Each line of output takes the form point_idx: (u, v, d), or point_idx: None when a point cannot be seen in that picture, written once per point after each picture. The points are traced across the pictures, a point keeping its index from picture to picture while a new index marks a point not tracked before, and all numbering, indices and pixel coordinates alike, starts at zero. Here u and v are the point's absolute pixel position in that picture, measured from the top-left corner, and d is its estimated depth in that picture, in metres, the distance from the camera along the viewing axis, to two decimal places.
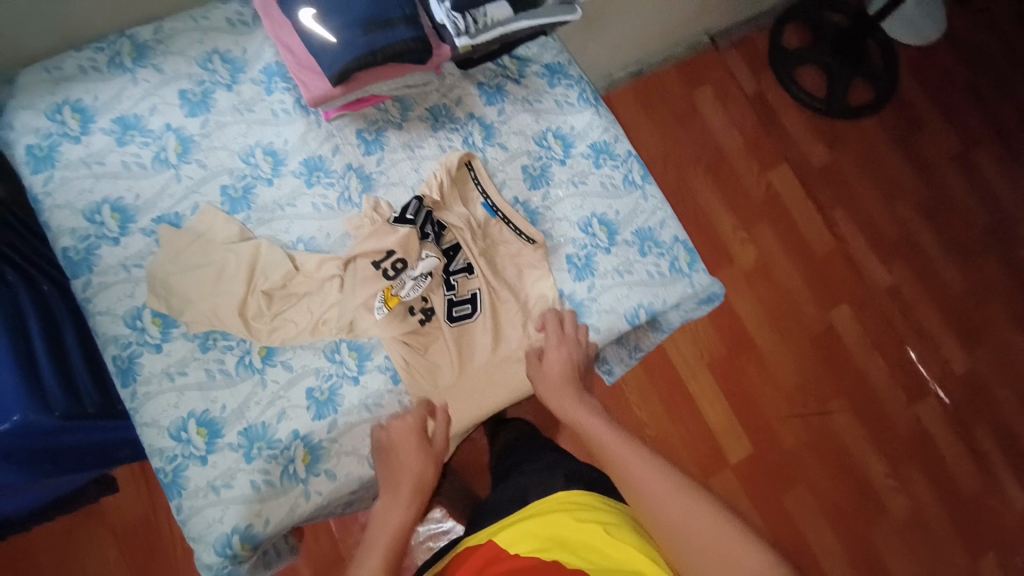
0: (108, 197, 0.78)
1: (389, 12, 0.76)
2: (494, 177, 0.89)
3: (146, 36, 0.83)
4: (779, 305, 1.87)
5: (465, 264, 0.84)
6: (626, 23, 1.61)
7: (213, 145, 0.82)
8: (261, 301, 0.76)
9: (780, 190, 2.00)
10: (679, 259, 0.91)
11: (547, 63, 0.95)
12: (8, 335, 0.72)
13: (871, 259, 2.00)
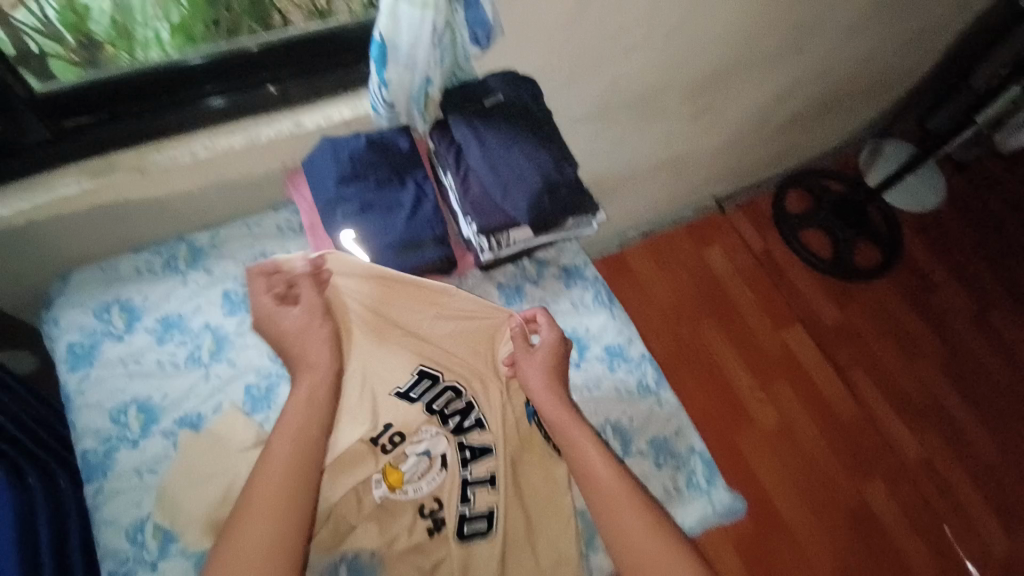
0: (138, 397, 0.80)
1: (420, 236, 0.83)
2: None
3: (203, 241, 0.91)
4: (803, 474, 1.76)
5: (487, 475, 0.78)
6: (639, 197, 1.63)
7: (247, 344, 0.86)
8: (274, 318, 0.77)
9: (795, 350, 1.97)
10: (696, 474, 0.88)
11: (564, 266, 1.02)
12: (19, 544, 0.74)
13: (896, 426, 1.90)
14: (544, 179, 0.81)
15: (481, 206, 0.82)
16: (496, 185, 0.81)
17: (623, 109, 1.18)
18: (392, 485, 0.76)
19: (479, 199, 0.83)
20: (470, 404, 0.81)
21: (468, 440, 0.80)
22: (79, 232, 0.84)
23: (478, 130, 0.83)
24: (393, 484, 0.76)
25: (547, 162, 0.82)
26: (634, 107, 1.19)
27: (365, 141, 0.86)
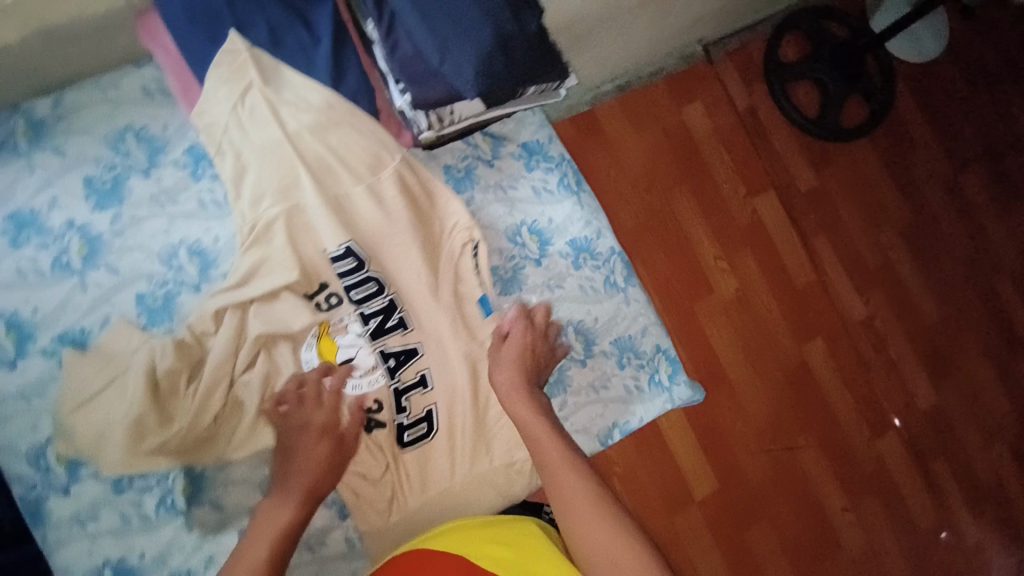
0: (2, 311, 0.66)
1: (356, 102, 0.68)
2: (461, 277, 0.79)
3: (43, 110, 0.69)
4: (754, 335, 1.75)
5: (416, 378, 0.76)
6: (619, 36, 1.34)
7: (131, 244, 0.70)
8: (235, 135, 0.65)
9: (765, 218, 1.82)
10: (659, 372, 0.84)
11: (525, 142, 0.85)
12: None
13: (848, 290, 1.88)
14: (498, 35, 0.61)
15: (412, 69, 0.63)
16: (431, 41, 0.60)
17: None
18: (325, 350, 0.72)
19: (411, 57, 0.63)
20: (392, 300, 0.75)
21: (389, 346, 0.74)
22: None
23: None
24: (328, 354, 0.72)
25: (502, 10, 0.61)
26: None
27: None
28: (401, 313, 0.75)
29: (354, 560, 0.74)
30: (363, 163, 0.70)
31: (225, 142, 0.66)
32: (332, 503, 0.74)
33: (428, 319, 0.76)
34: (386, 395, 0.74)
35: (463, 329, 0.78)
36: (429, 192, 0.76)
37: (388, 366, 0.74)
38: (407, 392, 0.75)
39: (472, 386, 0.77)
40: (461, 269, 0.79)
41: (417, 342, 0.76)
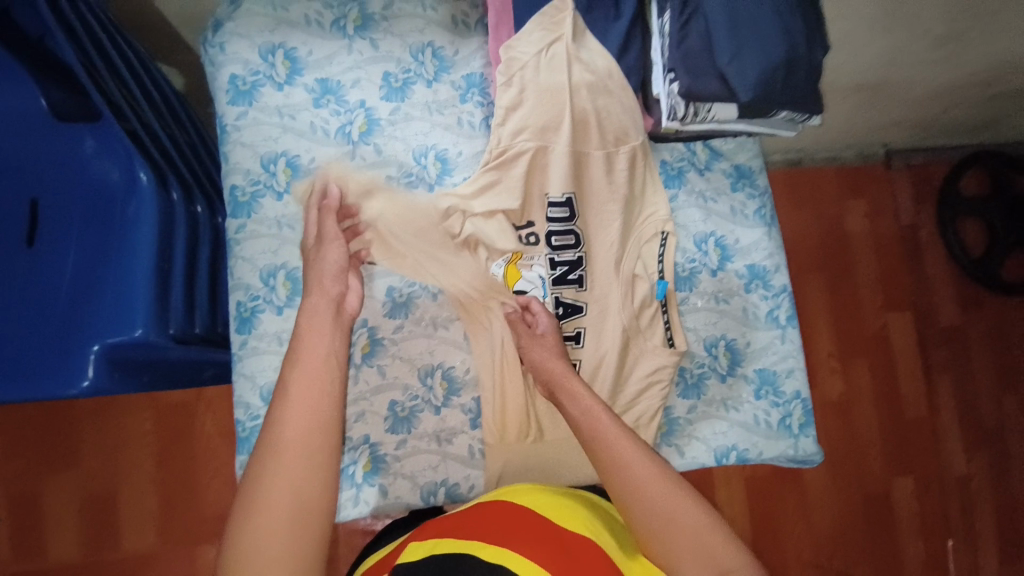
0: (288, 152, 0.81)
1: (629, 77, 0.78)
2: (643, 257, 0.85)
3: (375, 8, 0.84)
4: (843, 445, 1.68)
5: (573, 333, 0.82)
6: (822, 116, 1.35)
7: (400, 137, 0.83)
8: (528, 73, 0.77)
9: (894, 338, 1.75)
10: (792, 417, 0.85)
11: (738, 165, 0.89)
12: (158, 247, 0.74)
13: (957, 442, 1.75)
14: (788, 55, 0.69)
15: (692, 61, 0.71)
16: (730, 39, 0.69)
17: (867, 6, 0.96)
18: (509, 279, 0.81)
19: (694, 53, 0.71)
20: (581, 257, 0.82)
21: (563, 295, 0.82)
22: None
23: None
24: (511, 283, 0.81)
25: (798, 34, 0.69)
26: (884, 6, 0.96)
27: None
28: (583, 272, 0.82)
29: (471, 466, 0.81)
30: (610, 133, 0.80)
31: (518, 77, 0.77)
32: (467, 409, 0.82)
33: (605, 284, 0.82)
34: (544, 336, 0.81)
35: (632, 305, 0.82)
36: (648, 171, 0.84)
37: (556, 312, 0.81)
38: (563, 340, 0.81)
39: (621, 357, 0.82)
40: (648, 254, 0.85)
41: (586, 302, 0.82)
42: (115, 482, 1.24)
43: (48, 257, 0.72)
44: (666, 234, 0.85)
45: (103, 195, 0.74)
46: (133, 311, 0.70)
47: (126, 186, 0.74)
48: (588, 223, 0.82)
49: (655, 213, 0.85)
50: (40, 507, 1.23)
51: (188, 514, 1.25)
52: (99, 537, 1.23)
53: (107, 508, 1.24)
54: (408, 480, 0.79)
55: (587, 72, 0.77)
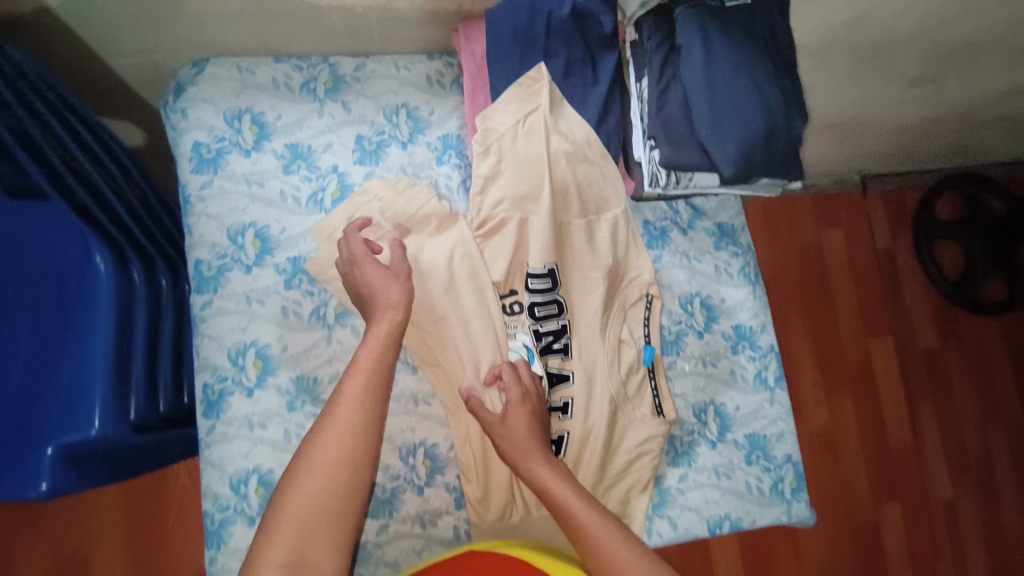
0: (257, 222, 0.77)
1: (609, 144, 0.76)
2: (628, 321, 0.83)
3: (347, 70, 0.81)
4: (834, 478, 1.66)
5: (561, 403, 0.78)
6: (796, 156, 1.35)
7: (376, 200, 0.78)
8: (506, 142, 0.74)
9: (877, 364, 1.75)
10: (783, 482, 0.83)
11: (720, 223, 0.88)
12: (116, 332, 0.69)
13: (939, 467, 1.76)
14: (767, 125, 0.68)
15: (672, 129, 0.70)
16: (709, 111, 0.67)
17: (842, 57, 0.97)
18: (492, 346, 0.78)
19: (674, 122, 0.70)
20: (565, 325, 0.79)
21: (548, 365, 0.78)
22: (227, 19, 0.72)
23: (709, 37, 0.68)
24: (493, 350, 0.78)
25: (777, 106, 0.68)
26: (857, 57, 0.97)
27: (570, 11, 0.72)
28: (568, 340, 0.79)
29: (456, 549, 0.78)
30: (593, 200, 0.78)
31: (496, 146, 0.74)
32: (452, 488, 0.78)
33: (590, 352, 0.80)
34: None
35: (617, 373, 0.80)
36: (631, 234, 0.82)
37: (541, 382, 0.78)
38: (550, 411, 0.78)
39: (609, 428, 0.79)
40: (634, 320, 0.83)
41: (572, 370, 0.79)
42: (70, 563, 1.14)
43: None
44: (651, 297, 0.84)
45: (58, 278, 0.69)
46: (91, 405, 0.66)
47: (83, 269, 0.70)
48: (571, 290, 0.79)
49: (640, 276, 0.83)
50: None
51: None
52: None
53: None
54: (391, 567, 0.75)
55: (567, 142, 0.74)
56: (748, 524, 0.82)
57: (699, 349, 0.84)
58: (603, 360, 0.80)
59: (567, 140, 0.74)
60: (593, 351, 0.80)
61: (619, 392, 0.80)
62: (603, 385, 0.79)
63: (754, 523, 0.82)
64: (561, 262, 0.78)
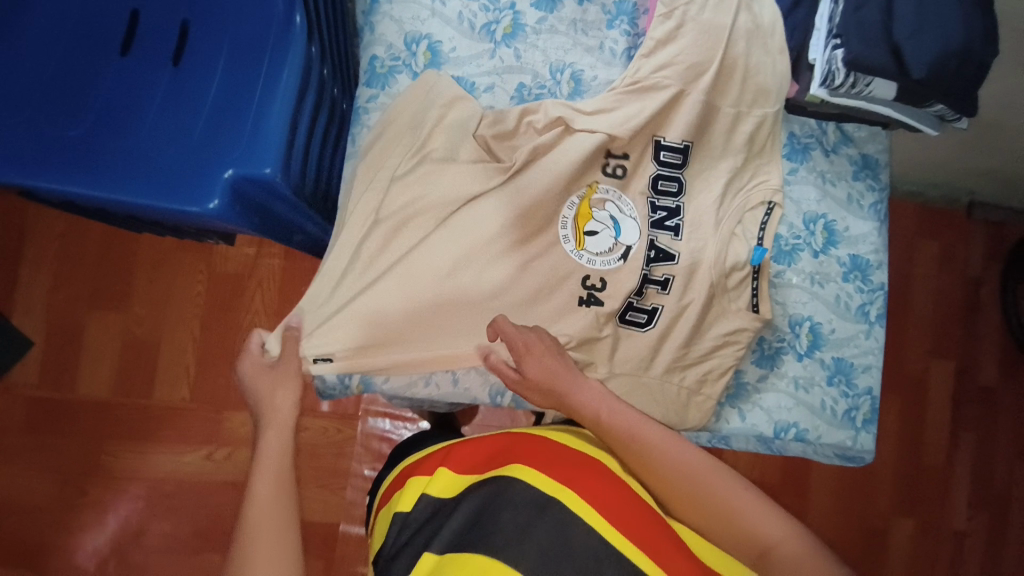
0: (432, 36, 0.81)
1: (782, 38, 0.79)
2: (745, 223, 0.84)
3: None
4: (851, 489, 1.51)
5: (662, 278, 0.81)
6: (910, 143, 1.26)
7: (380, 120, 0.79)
8: (691, 8, 0.77)
9: (931, 389, 1.55)
10: (858, 411, 0.85)
11: (865, 154, 0.88)
12: (297, 92, 0.75)
13: (961, 498, 1.55)
14: (964, 42, 0.67)
15: (866, 30, 0.69)
16: (912, 14, 0.68)
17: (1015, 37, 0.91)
18: (584, 209, 0.80)
19: (868, 23, 0.69)
20: (679, 207, 0.82)
21: (659, 239, 0.81)
22: None
23: None
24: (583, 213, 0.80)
25: (976, 33, 0.68)
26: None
27: None
28: (680, 221, 0.82)
29: None
30: (748, 91, 0.80)
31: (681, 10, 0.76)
32: None
33: (702, 239, 0.82)
34: (628, 276, 0.80)
35: (722, 261, 0.81)
36: (769, 137, 0.83)
37: (646, 254, 0.81)
38: (650, 282, 0.81)
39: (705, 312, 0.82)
40: (750, 223, 0.84)
41: (678, 252, 0.81)
42: (158, 333, 1.27)
43: (190, 76, 0.73)
44: (772, 204, 0.84)
45: (252, 32, 0.75)
46: (267, 149, 0.72)
47: (279, 32, 0.75)
48: (692, 174, 0.82)
49: (766, 180, 0.84)
50: (81, 335, 1.26)
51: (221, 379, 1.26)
52: (130, 378, 1.26)
53: (145, 353, 1.27)
54: (480, 375, 0.81)
55: (750, 26, 0.78)
56: (813, 441, 0.85)
57: (809, 267, 0.86)
58: (711, 249, 0.81)
59: (747, 23, 0.78)
60: (704, 239, 0.82)
61: (720, 285, 0.82)
62: (709, 274, 0.81)
63: (819, 441, 0.85)
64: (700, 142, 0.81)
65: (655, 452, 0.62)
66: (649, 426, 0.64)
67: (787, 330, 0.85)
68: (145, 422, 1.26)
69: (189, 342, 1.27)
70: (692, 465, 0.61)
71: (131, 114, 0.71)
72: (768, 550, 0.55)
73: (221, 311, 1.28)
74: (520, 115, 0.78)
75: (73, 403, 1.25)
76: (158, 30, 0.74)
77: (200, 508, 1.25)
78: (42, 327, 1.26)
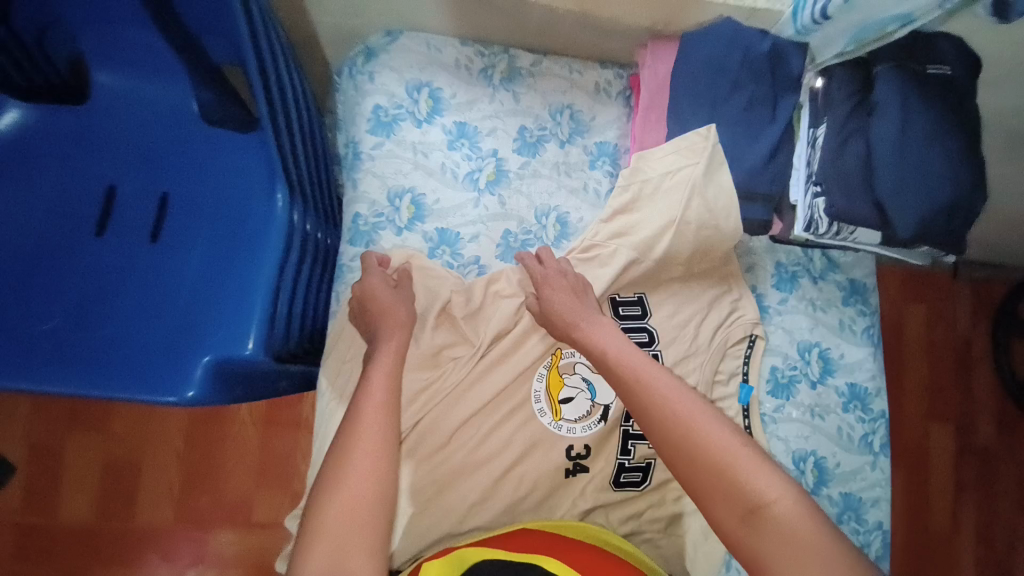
0: (414, 189, 0.80)
1: (758, 186, 0.76)
2: (729, 366, 0.83)
3: (523, 64, 0.85)
4: None
5: None
6: None
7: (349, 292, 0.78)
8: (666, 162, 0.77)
9: (933, 456, 1.48)
10: (870, 548, 0.82)
11: (853, 279, 0.88)
12: (281, 255, 0.73)
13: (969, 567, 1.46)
14: (952, 197, 0.68)
15: (847, 183, 0.70)
16: (894, 165, 0.68)
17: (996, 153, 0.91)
18: (553, 377, 0.80)
19: (849, 176, 0.70)
20: (655, 355, 0.80)
21: None
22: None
23: (908, 101, 0.69)
24: (553, 379, 0.80)
25: (963, 180, 0.69)
26: (1009, 140, 0.89)
27: (769, 47, 0.75)
28: None
29: None
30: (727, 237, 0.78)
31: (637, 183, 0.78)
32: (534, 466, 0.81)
33: (686, 387, 0.80)
34: (610, 436, 0.80)
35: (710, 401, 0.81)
36: (738, 281, 0.85)
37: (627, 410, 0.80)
38: (634, 438, 0.80)
39: None
40: (734, 363, 0.83)
41: None
42: (142, 451, 1.21)
43: (172, 250, 0.72)
44: (754, 337, 0.84)
45: (236, 202, 0.75)
46: (251, 325, 0.69)
47: (263, 201, 0.75)
48: (660, 322, 0.81)
49: (744, 315, 0.84)
50: (58, 461, 1.20)
51: (206, 499, 1.20)
52: (111, 502, 1.19)
53: (126, 476, 1.20)
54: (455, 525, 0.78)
55: (705, 207, 0.77)
56: None
57: (807, 400, 0.84)
58: (697, 398, 0.80)
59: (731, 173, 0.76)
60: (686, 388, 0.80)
61: None
62: None
63: None
64: (682, 293, 0.83)
65: (658, 397, 0.60)
66: (658, 371, 0.63)
67: (791, 469, 0.83)
68: (128, 552, 1.18)
69: (174, 460, 1.21)
70: (692, 413, 0.58)
71: (108, 296, 0.69)
72: (758, 508, 0.52)
73: (211, 423, 1.24)
74: (485, 287, 0.78)
75: (49, 530, 1.17)
76: (138, 200, 0.73)
77: None
78: (19, 453, 1.20)
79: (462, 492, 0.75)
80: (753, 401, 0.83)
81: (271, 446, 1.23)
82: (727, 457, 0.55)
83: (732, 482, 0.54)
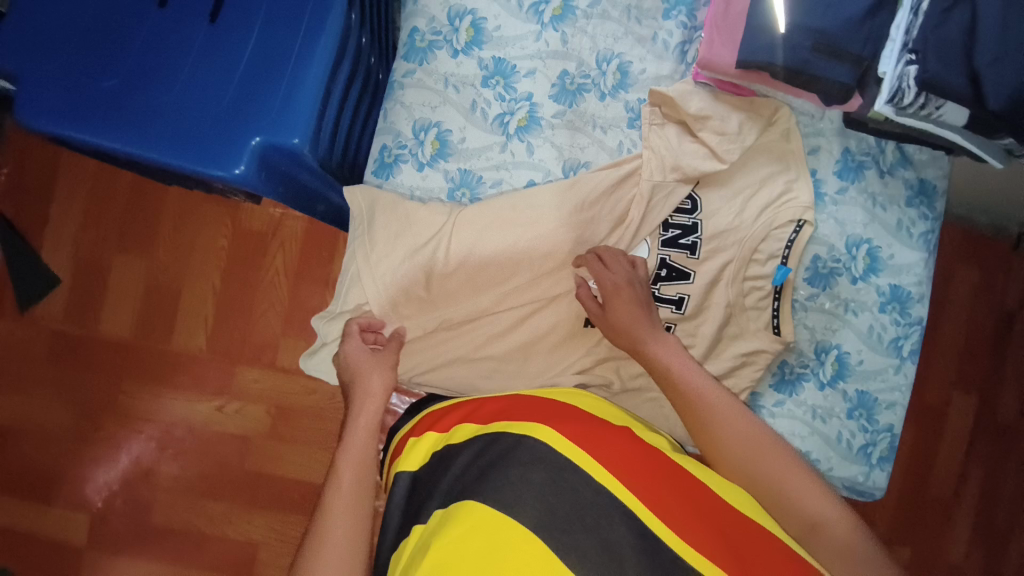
0: (476, 12, 0.80)
1: (849, 44, 0.67)
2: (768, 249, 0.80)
3: None
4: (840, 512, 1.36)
5: (675, 297, 0.79)
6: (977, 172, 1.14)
7: (400, 108, 0.80)
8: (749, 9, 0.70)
9: (947, 423, 1.35)
10: (875, 447, 0.82)
11: (923, 179, 0.82)
12: (336, 53, 0.73)
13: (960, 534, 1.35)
14: None
15: (945, 49, 0.63)
16: (998, 33, 0.61)
17: None
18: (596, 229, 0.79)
19: (948, 42, 0.63)
20: (696, 224, 0.79)
21: (671, 258, 0.79)
22: None
23: None
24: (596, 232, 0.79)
25: None
26: None
27: None
28: (697, 239, 0.79)
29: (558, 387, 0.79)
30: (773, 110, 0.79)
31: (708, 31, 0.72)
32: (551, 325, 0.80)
33: (720, 260, 0.79)
34: None
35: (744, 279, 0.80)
36: (795, 160, 0.80)
37: (657, 272, 0.79)
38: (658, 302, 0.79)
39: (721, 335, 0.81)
40: (775, 244, 0.80)
41: (694, 271, 0.79)
42: (180, 279, 1.27)
43: (227, 35, 0.72)
44: (802, 223, 0.80)
45: None
46: (297, 117, 0.70)
47: None
48: (708, 191, 0.80)
49: (796, 199, 0.80)
50: (104, 275, 1.28)
51: (237, 334, 1.26)
52: (150, 322, 1.28)
53: (166, 299, 1.28)
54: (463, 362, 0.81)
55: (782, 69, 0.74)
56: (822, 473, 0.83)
57: (844, 294, 0.82)
58: (730, 273, 0.79)
59: (820, 25, 0.67)
60: (720, 261, 0.79)
61: (733, 309, 0.80)
62: (725, 303, 0.80)
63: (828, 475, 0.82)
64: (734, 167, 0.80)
65: (707, 408, 0.63)
66: (700, 377, 0.66)
67: (811, 358, 0.83)
68: (163, 370, 1.27)
69: (209, 293, 1.27)
70: (749, 437, 0.61)
71: (163, 70, 0.70)
72: (817, 525, 0.55)
73: (243, 261, 1.27)
74: None
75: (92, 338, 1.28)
76: None
77: (208, 450, 1.26)
78: (69, 262, 1.28)
79: (488, 323, 0.80)
80: (787, 286, 0.80)
81: (299, 294, 1.26)
82: (771, 472, 0.58)
83: (782, 498, 0.57)
